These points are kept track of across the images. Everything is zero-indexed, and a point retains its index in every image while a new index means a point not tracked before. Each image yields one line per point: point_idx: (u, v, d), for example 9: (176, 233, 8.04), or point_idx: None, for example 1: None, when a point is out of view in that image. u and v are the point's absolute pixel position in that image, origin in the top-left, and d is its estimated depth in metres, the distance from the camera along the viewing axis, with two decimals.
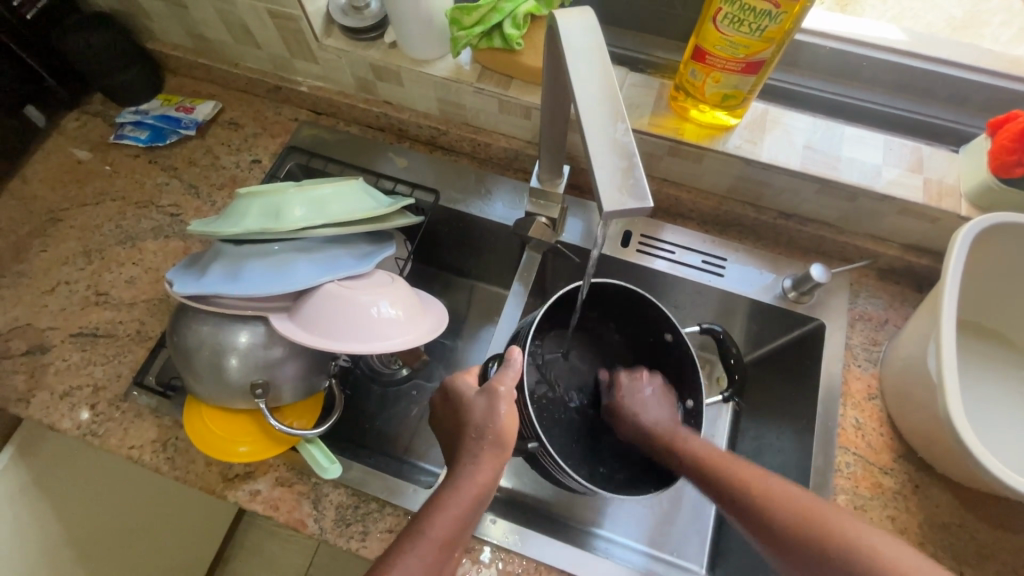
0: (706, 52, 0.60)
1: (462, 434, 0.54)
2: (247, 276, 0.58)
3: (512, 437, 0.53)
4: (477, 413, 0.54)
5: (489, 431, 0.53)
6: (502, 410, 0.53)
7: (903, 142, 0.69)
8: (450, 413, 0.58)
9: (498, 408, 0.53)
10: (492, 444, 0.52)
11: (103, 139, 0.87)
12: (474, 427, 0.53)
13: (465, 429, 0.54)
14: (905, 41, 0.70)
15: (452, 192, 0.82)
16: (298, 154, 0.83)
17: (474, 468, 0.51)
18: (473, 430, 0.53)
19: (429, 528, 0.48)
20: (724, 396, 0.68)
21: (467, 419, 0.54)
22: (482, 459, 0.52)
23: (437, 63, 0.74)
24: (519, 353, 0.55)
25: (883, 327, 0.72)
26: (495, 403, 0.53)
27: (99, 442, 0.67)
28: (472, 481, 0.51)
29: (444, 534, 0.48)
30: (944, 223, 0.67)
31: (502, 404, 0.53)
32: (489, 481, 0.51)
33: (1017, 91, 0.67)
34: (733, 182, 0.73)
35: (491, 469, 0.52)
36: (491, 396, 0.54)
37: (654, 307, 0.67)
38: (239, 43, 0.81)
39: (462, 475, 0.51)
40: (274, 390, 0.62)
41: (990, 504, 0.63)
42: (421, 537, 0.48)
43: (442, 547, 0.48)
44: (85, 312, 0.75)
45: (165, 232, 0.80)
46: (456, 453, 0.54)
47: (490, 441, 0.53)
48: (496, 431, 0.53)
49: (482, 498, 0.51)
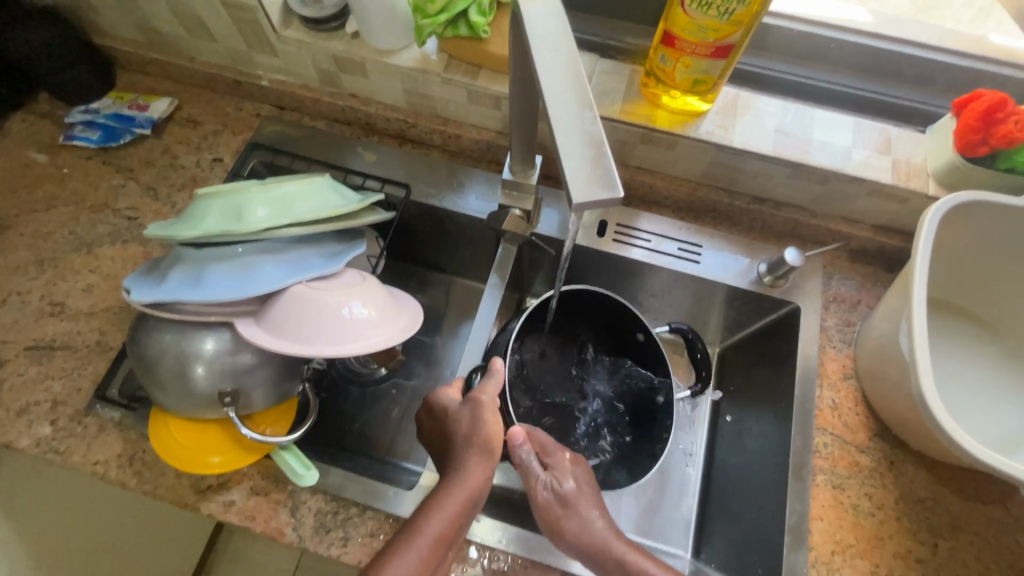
0: (675, 37, 0.59)
1: (450, 443, 0.54)
2: (209, 280, 0.56)
3: (500, 445, 0.54)
4: (464, 424, 0.54)
5: (477, 439, 0.53)
6: (488, 418, 0.54)
7: (872, 124, 0.70)
8: (435, 425, 0.58)
9: (483, 417, 0.54)
10: (482, 449, 0.53)
11: (52, 141, 0.82)
12: (462, 437, 0.54)
13: (452, 439, 0.55)
14: (872, 22, 0.70)
15: (423, 186, 0.79)
16: (261, 151, 0.80)
17: (467, 470, 0.51)
18: (460, 440, 0.54)
19: (426, 526, 0.48)
20: (693, 391, 0.74)
21: (452, 429, 0.55)
22: (473, 463, 0.52)
23: (402, 53, 0.72)
24: (501, 365, 0.58)
25: (856, 308, 0.73)
26: (480, 412, 0.54)
27: (61, 460, 0.64)
28: (465, 485, 0.50)
29: (440, 532, 0.48)
30: (913, 203, 0.68)
31: (487, 414, 0.54)
32: (481, 483, 0.51)
33: (980, 71, 0.68)
34: (706, 168, 0.72)
35: (483, 471, 0.52)
36: (476, 406, 0.55)
37: (626, 310, 0.71)
38: (193, 36, 0.78)
39: (455, 479, 0.51)
40: (244, 398, 0.60)
41: (961, 477, 0.64)
42: (418, 534, 0.47)
43: (435, 546, 0.47)
44: (40, 323, 0.71)
45: (123, 237, 0.77)
46: (447, 462, 0.54)
47: (479, 447, 0.53)
48: (483, 440, 0.53)
49: (474, 501, 0.50)
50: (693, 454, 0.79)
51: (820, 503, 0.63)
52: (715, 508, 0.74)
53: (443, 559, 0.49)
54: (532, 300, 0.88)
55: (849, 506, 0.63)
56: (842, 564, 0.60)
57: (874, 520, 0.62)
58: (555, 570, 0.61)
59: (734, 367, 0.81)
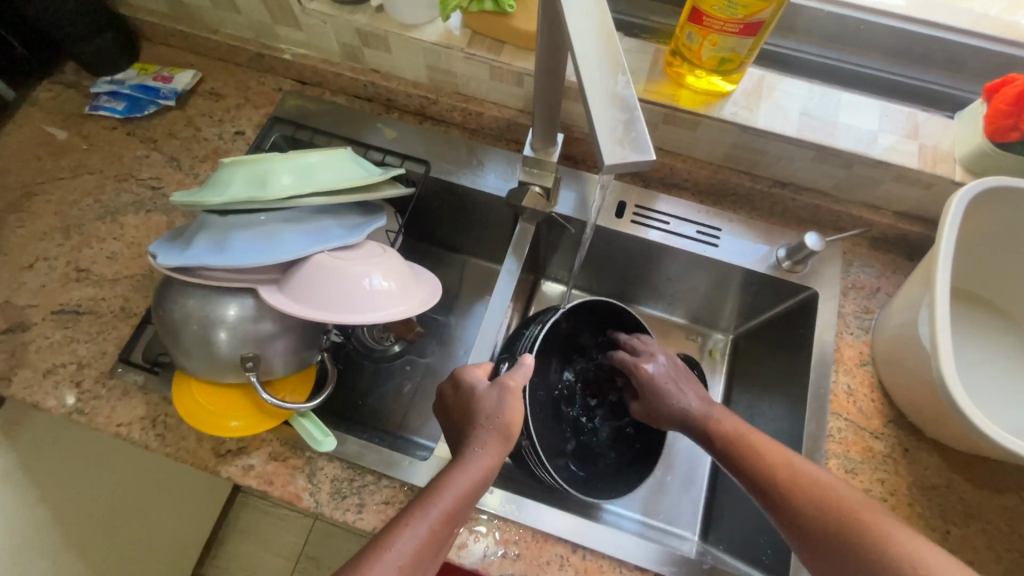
0: (703, 14, 0.58)
1: (469, 420, 0.55)
2: (233, 247, 0.56)
3: (519, 428, 0.54)
4: (488, 405, 0.54)
5: (498, 421, 0.53)
6: (512, 402, 0.54)
7: (899, 108, 0.69)
8: (456, 404, 0.58)
9: (507, 402, 0.54)
10: (500, 431, 0.53)
11: (77, 110, 0.83)
12: (484, 417, 0.54)
13: (471, 418, 0.55)
14: (903, 5, 0.69)
15: (442, 163, 0.80)
16: (283, 125, 0.81)
17: (483, 451, 0.52)
18: (481, 419, 0.54)
19: (438, 502, 0.48)
20: None
21: (472, 409, 0.55)
22: (490, 443, 0.52)
23: (426, 27, 0.72)
24: (531, 357, 0.58)
25: (875, 295, 0.72)
26: (504, 396, 0.55)
27: (86, 421, 0.66)
28: (480, 463, 0.51)
29: (451, 509, 0.48)
30: (937, 189, 0.67)
31: (513, 400, 0.55)
32: (495, 464, 0.52)
33: (1014, 56, 0.67)
34: (728, 150, 0.72)
35: (496, 453, 0.52)
36: (502, 390, 0.55)
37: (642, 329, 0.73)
38: (218, 7, 0.78)
39: (470, 457, 0.51)
40: (265, 364, 0.61)
41: (975, 465, 0.64)
42: (430, 510, 0.47)
43: (446, 521, 0.48)
44: (66, 288, 0.72)
45: (146, 207, 0.78)
46: (462, 439, 0.54)
47: (499, 429, 0.53)
48: (501, 421, 0.54)
49: (487, 481, 0.51)
50: None
51: None
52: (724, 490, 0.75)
53: (451, 537, 0.49)
54: (547, 283, 0.89)
55: (861, 490, 0.63)
56: None
57: (886, 504, 0.62)
58: (566, 543, 0.62)
59: (749, 353, 0.82)
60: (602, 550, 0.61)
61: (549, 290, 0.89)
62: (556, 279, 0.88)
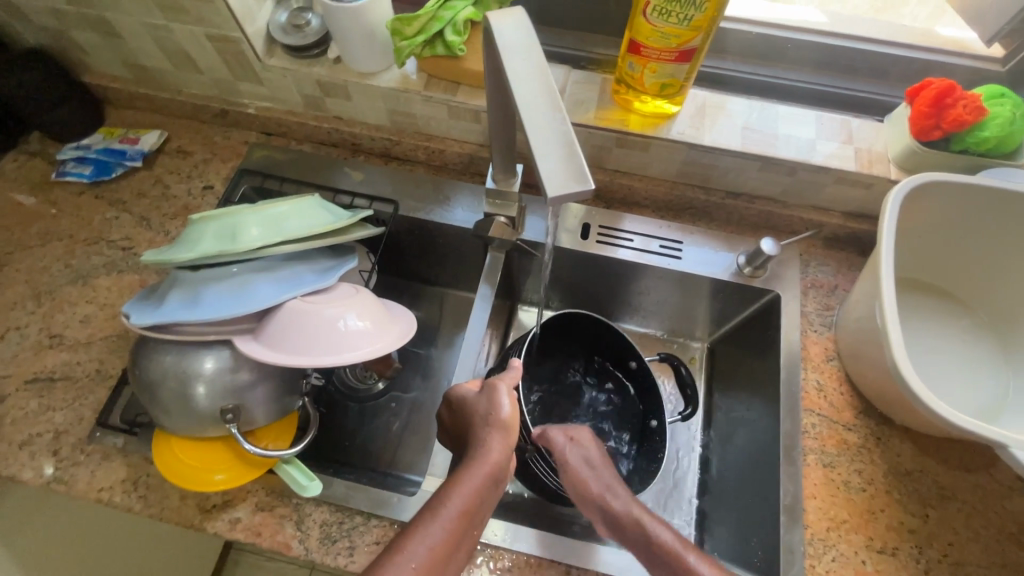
0: (640, 45, 0.63)
1: (470, 427, 0.56)
2: (206, 300, 0.57)
3: (518, 423, 0.55)
4: (481, 407, 0.56)
5: (495, 419, 0.54)
6: (504, 400, 0.55)
7: (833, 117, 0.74)
8: (457, 419, 0.59)
9: (500, 399, 0.55)
10: (500, 427, 0.53)
11: (44, 178, 0.84)
12: (481, 418, 0.55)
13: (472, 423, 0.56)
14: (827, 22, 0.74)
15: (410, 201, 0.82)
16: (251, 176, 0.83)
17: (486, 448, 0.52)
18: (478, 421, 0.55)
19: (448, 502, 0.48)
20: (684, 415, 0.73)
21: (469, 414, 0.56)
22: (492, 440, 0.53)
23: (382, 74, 0.75)
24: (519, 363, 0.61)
25: (833, 292, 0.76)
26: (497, 395, 0.55)
27: (65, 489, 0.65)
28: (484, 461, 0.51)
29: (463, 507, 0.48)
30: (877, 188, 0.71)
31: (504, 397, 0.55)
32: (501, 459, 0.52)
33: (930, 62, 0.72)
34: (680, 168, 0.76)
35: (501, 448, 0.52)
36: (493, 391, 0.56)
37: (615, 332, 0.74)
38: (180, 69, 0.80)
39: (475, 456, 0.51)
40: (245, 414, 0.61)
41: (944, 448, 0.67)
42: (441, 511, 0.47)
43: (460, 520, 0.47)
44: (39, 356, 0.72)
45: (118, 267, 0.78)
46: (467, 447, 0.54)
47: (498, 426, 0.54)
48: (501, 416, 0.54)
49: (496, 476, 0.51)
50: (687, 450, 0.80)
51: (812, 483, 0.65)
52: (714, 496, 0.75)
53: (469, 542, 0.49)
54: (523, 308, 0.91)
55: (840, 482, 0.65)
56: (838, 539, 0.62)
57: (864, 495, 0.64)
58: (560, 565, 0.62)
59: (724, 358, 0.84)
60: (595, 566, 0.62)
61: (526, 315, 0.91)
62: (531, 304, 0.90)
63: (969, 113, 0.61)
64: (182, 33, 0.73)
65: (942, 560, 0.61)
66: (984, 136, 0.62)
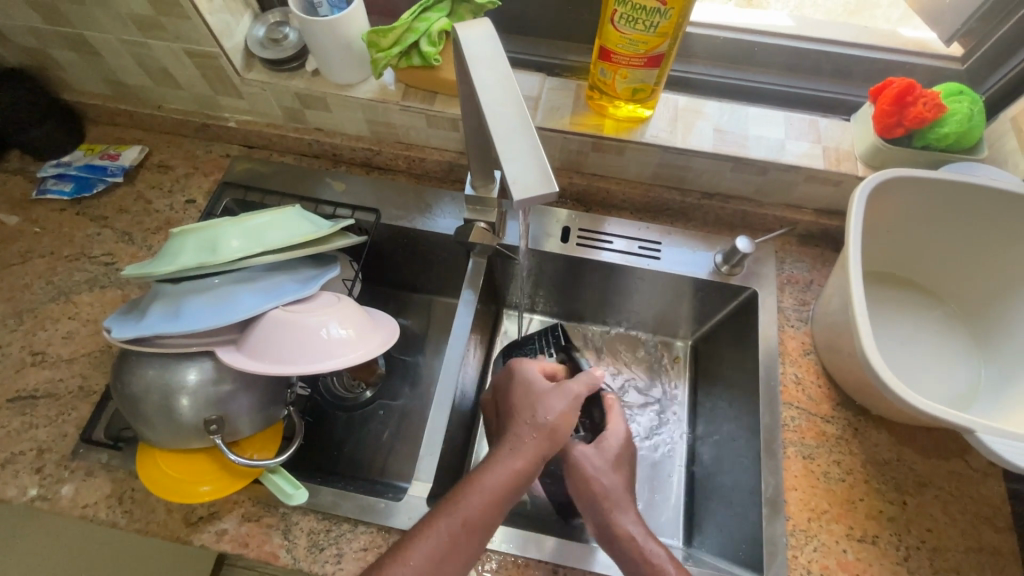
0: (610, 52, 0.64)
1: (514, 418, 0.59)
2: (188, 312, 0.58)
3: (563, 435, 0.58)
4: (541, 403, 0.59)
5: (544, 424, 0.57)
6: (558, 407, 0.59)
7: (801, 117, 0.76)
8: (506, 400, 0.62)
9: (556, 405, 0.59)
10: (548, 432, 0.57)
11: (25, 196, 0.84)
12: (528, 413, 0.58)
13: (520, 415, 0.59)
14: (793, 26, 0.76)
15: (392, 210, 0.83)
16: (232, 189, 0.83)
17: (518, 453, 0.55)
18: (525, 418, 0.58)
19: (465, 503, 0.51)
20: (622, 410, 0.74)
21: (522, 407, 0.59)
22: (530, 444, 0.56)
23: (361, 85, 0.77)
24: (598, 376, 0.64)
25: (809, 287, 0.77)
26: (558, 398, 0.59)
27: (49, 506, 0.64)
28: (514, 466, 0.54)
29: (478, 513, 0.51)
30: (846, 185, 0.73)
31: (562, 402, 0.59)
32: (529, 468, 0.55)
33: (892, 62, 0.75)
34: (655, 170, 0.77)
35: (538, 453, 0.56)
36: (559, 395, 0.59)
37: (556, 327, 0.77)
38: (159, 85, 0.81)
39: (505, 458, 0.55)
40: (230, 425, 0.61)
41: (920, 436, 0.68)
42: (457, 511, 0.51)
43: (472, 526, 0.50)
44: (21, 374, 0.72)
45: (100, 283, 0.78)
46: (505, 438, 0.57)
47: (546, 431, 0.57)
48: (548, 422, 0.57)
49: (519, 484, 0.54)
50: (671, 448, 0.81)
51: (792, 474, 0.66)
52: (700, 491, 0.76)
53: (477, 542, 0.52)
54: (508, 313, 0.92)
55: (820, 473, 0.66)
56: (819, 529, 0.63)
57: (844, 484, 0.65)
58: (548, 564, 0.63)
59: (707, 356, 0.85)
60: (582, 564, 0.62)
61: (510, 320, 0.92)
62: (515, 308, 0.91)
63: (929, 110, 0.63)
64: (160, 49, 0.73)
65: (921, 546, 0.62)
66: (944, 132, 0.65)
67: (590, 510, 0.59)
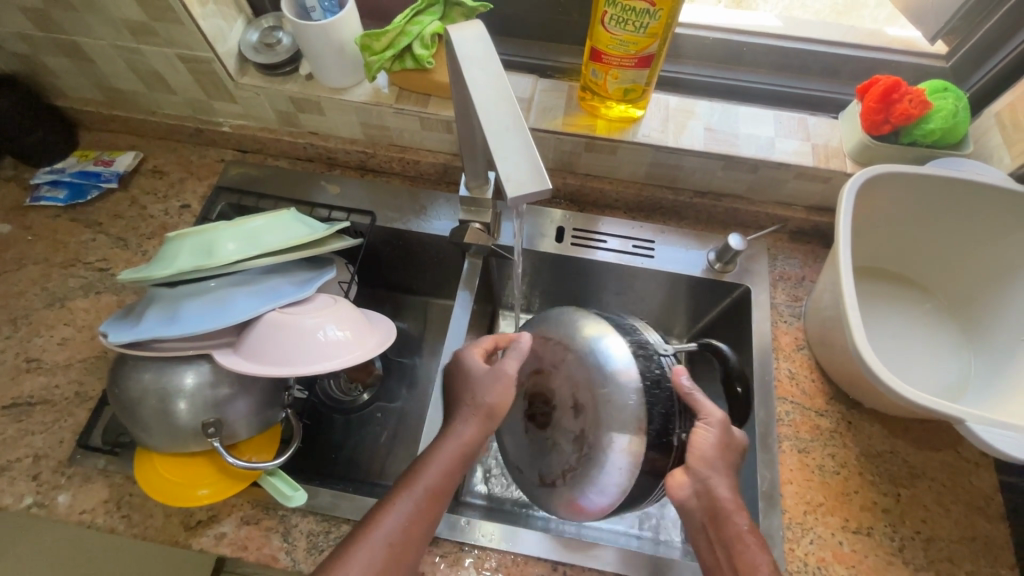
0: (601, 53, 0.65)
1: (459, 400, 0.61)
2: (184, 316, 0.58)
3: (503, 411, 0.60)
4: (478, 386, 0.60)
5: (484, 404, 0.59)
6: (501, 386, 0.60)
7: (790, 115, 0.77)
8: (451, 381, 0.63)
9: (496, 387, 0.60)
10: (486, 411, 0.59)
11: (19, 203, 0.84)
12: (471, 396, 0.60)
13: (462, 398, 0.61)
14: (780, 26, 0.78)
15: (388, 212, 0.83)
16: (228, 194, 0.83)
17: (464, 429, 0.58)
18: (467, 400, 0.60)
19: (421, 479, 0.55)
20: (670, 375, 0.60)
21: (462, 391, 0.61)
22: (473, 422, 0.58)
23: (355, 89, 0.77)
24: (524, 340, 0.62)
25: (801, 283, 0.78)
26: (498, 380, 0.60)
27: (47, 513, 0.64)
28: (459, 442, 0.57)
29: (435, 484, 0.55)
30: (835, 182, 0.74)
31: (502, 384, 0.60)
32: (475, 441, 0.58)
33: (878, 60, 0.76)
34: (648, 169, 0.78)
35: (476, 429, 0.58)
36: (496, 376, 0.60)
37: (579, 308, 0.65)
38: (153, 90, 0.81)
39: (453, 435, 0.58)
40: (228, 428, 0.61)
41: (913, 429, 0.69)
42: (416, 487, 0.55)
43: (432, 498, 0.55)
44: (17, 381, 0.72)
45: (96, 288, 0.78)
46: (451, 416, 0.61)
47: (485, 411, 0.59)
48: (487, 401, 0.59)
49: (469, 455, 0.58)
50: None
51: (788, 468, 0.66)
52: None
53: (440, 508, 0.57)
54: (504, 314, 0.92)
55: (815, 467, 0.67)
56: (815, 522, 0.64)
57: (839, 477, 0.66)
58: (547, 562, 0.63)
59: None
60: (581, 562, 0.63)
61: (506, 321, 0.92)
62: (512, 308, 0.92)
63: (915, 107, 0.65)
64: (153, 54, 0.73)
65: (915, 537, 0.63)
66: (930, 128, 0.66)
67: (695, 479, 0.55)
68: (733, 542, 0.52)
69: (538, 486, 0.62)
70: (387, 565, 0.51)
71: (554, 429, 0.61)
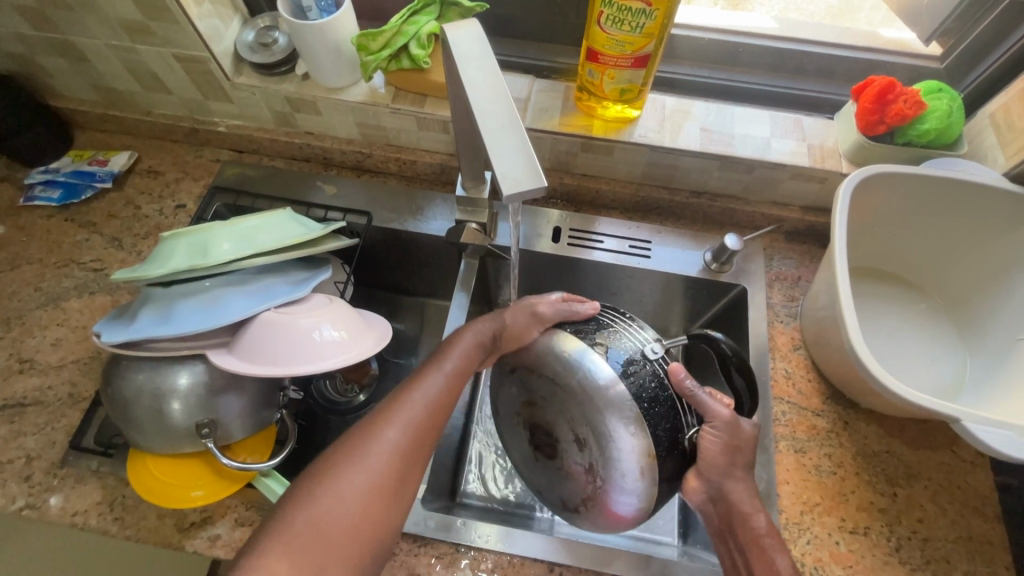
0: (597, 53, 0.65)
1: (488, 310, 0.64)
2: (179, 315, 0.58)
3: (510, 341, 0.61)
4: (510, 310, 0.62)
5: (502, 322, 0.61)
6: (523, 316, 0.61)
7: (786, 115, 0.77)
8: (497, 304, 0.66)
9: (520, 316, 0.61)
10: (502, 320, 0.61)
11: (12, 204, 0.83)
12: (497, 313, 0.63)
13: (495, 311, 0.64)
14: (776, 27, 0.78)
15: (384, 212, 0.83)
16: (224, 194, 0.83)
17: (477, 330, 0.61)
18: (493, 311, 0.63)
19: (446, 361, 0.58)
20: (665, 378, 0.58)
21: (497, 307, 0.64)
22: (484, 324, 0.61)
23: (351, 88, 0.77)
24: (590, 308, 0.62)
25: (797, 283, 0.78)
26: (529, 311, 0.61)
27: (39, 515, 0.64)
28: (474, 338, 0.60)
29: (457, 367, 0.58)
30: (831, 182, 0.74)
31: (535, 317, 0.61)
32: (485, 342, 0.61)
33: (873, 61, 0.76)
34: (644, 169, 0.78)
35: (486, 337, 0.61)
36: (528, 308, 0.62)
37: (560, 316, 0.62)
38: (148, 90, 0.81)
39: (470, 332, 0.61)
40: (222, 429, 0.60)
41: (909, 429, 0.69)
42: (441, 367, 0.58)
43: (456, 375, 0.58)
44: (10, 381, 0.71)
45: (90, 289, 0.78)
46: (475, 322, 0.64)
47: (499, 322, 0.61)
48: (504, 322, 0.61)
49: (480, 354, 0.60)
50: None
51: (785, 468, 0.66)
52: None
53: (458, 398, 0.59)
54: None
55: (812, 467, 0.67)
56: (812, 522, 0.64)
57: (835, 477, 0.66)
58: (544, 563, 0.63)
59: None
60: (578, 563, 0.62)
61: None
62: None
63: (910, 107, 0.65)
64: (149, 54, 0.73)
65: (911, 536, 0.63)
66: (924, 129, 0.66)
67: (708, 485, 0.57)
68: (750, 546, 0.55)
69: (561, 510, 0.60)
70: (424, 424, 0.53)
71: (563, 459, 0.57)
